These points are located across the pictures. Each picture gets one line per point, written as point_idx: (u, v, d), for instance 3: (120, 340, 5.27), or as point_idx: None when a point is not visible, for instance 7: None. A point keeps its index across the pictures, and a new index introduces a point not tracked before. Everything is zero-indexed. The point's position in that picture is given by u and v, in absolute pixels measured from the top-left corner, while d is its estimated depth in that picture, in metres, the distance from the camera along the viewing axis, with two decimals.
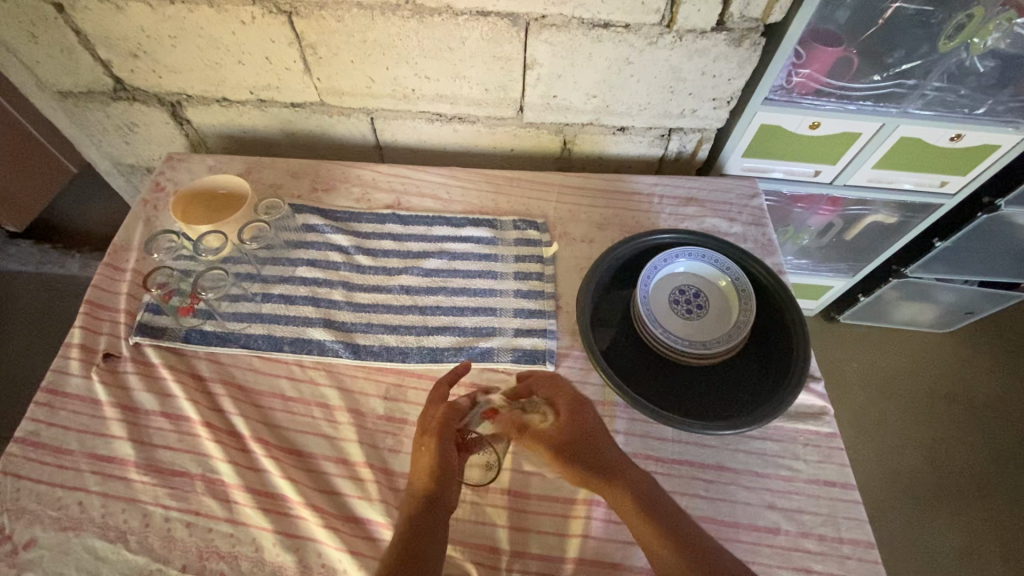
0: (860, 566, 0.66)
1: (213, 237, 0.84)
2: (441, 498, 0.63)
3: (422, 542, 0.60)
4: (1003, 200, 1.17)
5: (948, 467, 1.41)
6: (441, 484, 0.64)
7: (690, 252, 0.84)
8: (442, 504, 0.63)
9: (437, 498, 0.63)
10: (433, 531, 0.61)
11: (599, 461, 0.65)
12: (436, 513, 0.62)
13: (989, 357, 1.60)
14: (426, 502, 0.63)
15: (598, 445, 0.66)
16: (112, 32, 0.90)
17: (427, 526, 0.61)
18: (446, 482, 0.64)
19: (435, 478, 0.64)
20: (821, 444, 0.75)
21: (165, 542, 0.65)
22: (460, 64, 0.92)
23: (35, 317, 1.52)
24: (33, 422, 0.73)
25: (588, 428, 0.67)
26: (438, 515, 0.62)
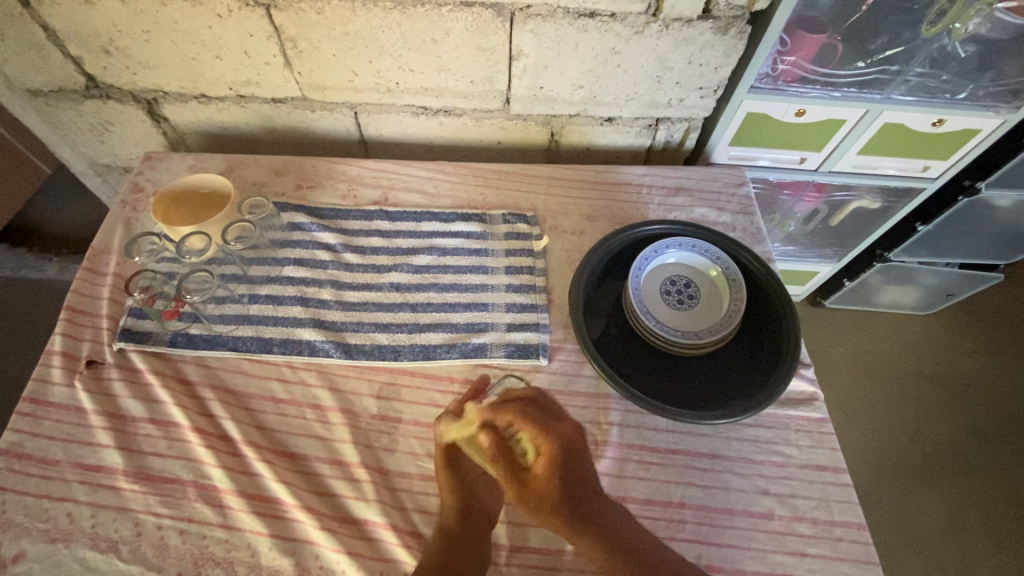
0: (852, 548, 0.68)
1: (195, 238, 0.82)
2: (476, 505, 0.67)
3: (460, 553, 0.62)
4: (984, 182, 1.19)
5: (932, 446, 1.45)
6: (472, 495, 0.67)
7: (680, 243, 0.84)
8: (479, 513, 0.66)
9: (470, 508, 0.66)
10: (471, 545, 0.63)
11: (585, 507, 0.62)
12: (472, 525, 0.65)
13: (971, 338, 1.63)
14: (460, 513, 0.66)
15: (585, 474, 0.64)
16: (82, 28, 0.87)
17: (464, 536, 0.64)
18: (477, 492, 0.68)
19: (462, 493, 0.67)
20: (812, 429, 0.76)
21: (158, 550, 0.65)
22: (445, 57, 0.91)
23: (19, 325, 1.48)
24: (15, 433, 0.71)
25: (573, 465, 0.63)
26: (476, 523, 0.66)
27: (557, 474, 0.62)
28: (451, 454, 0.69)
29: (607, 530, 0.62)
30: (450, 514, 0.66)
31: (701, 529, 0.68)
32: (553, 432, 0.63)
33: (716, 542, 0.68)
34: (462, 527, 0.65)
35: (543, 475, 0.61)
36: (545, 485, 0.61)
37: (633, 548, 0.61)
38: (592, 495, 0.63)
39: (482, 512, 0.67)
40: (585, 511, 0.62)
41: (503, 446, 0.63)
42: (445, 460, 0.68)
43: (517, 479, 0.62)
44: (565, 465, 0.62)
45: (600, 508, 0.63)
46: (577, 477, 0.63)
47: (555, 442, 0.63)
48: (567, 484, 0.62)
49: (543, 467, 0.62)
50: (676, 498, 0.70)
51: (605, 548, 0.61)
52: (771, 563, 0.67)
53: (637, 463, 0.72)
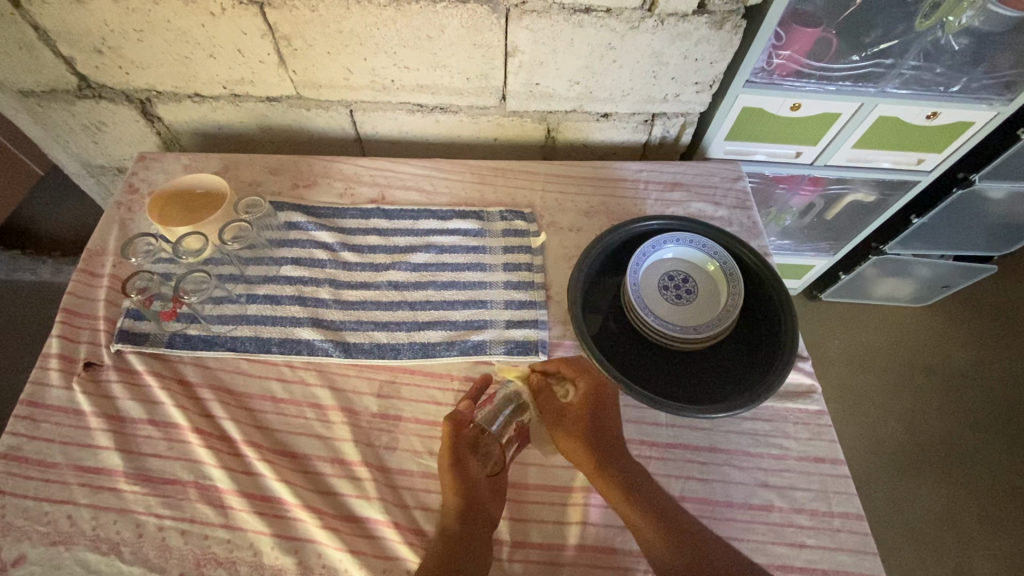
0: (850, 539, 0.69)
1: (191, 238, 0.81)
2: (476, 507, 0.65)
3: (459, 552, 0.62)
4: (977, 175, 1.20)
5: (928, 437, 1.46)
6: (473, 495, 0.66)
7: (677, 238, 0.84)
8: (479, 516, 0.65)
9: (471, 511, 0.65)
10: (472, 549, 0.62)
11: (613, 448, 0.68)
12: (471, 525, 0.64)
13: (965, 329, 1.64)
14: (462, 515, 0.64)
15: (613, 418, 0.71)
16: (73, 27, 0.86)
17: (466, 539, 0.63)
18: (478, 493, 0.66)
19: (463, 492, 0.65)
20: (810, 421, 0.77)
21: (160, 551, 0.65)
22: (440, 54, 0.90)
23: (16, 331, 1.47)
24: (13, 436, 0.70)
25: (607, 406, 0.71)
26: (476, 527, 0.64)
27: (592, 408, 0.70)
28: (461, 443, 0.68)
29: (636, 479, 0.66)
30: (451, 513, 0.64)
31: (702, 522, 0.69)
32: (591, 372, 0.73)
33: (716, 534, 0.68)
34: (462, 527, 0.63)
35: (578, 410, 0.70)
36: (579, 411, 0.70)
37: (651, 490, 0.66)
38: (620, 446, 0.69)
39: (482, 515, 0.65)
40: (614, 451, 0.68)
41: (546, 386, 0.73)
42: (450, 454, 0.67)
43: (556, 416, 0.71)
44: (599, 403, 0.71)
45: (628, 457, 0.68)
46: (608, 418, 0.70)
47: (592, 381, 0.72)
48: (599, 422, 0.69)
49: (580, 400, 0.71)
50: (676, 492, 0.71)
51: (626, 488, 0.65)
52: (771, 554, 0.67)
53: (637, 457, 0.72)
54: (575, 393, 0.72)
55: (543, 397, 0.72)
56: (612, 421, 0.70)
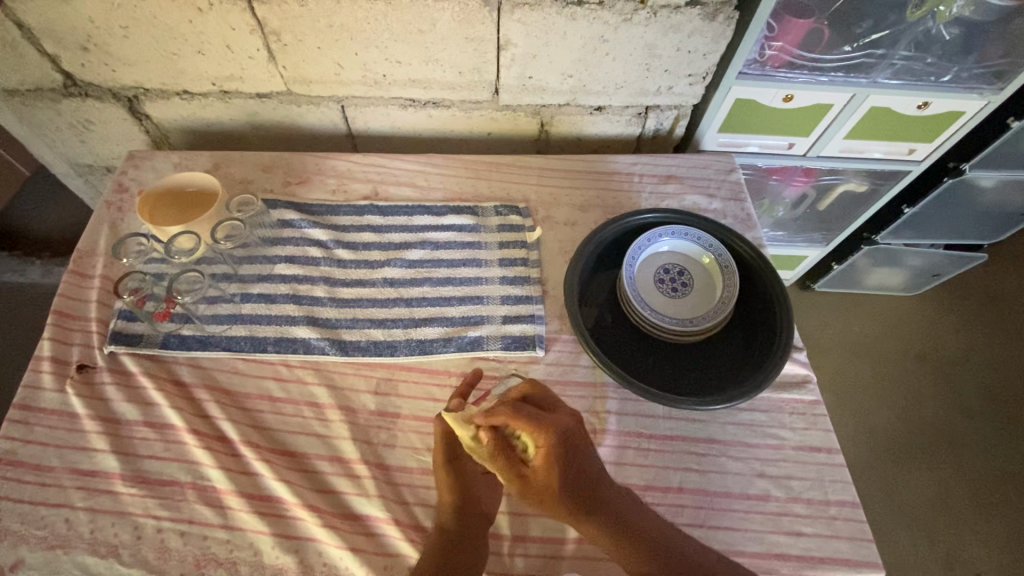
0: (846, 526, 0.70)
1: (184, 237, 0.80)
2: (474, 504, 0.66)
3: (459, 548, 0.63)
4: (968, 163, 1.21)
5: (921, 423, 1.48)
6: (471, 493, 0.67)
7: (673, 231, 0.84)
8: (474, 511, 0.66)
9: (466, 508, 0.65)
10: (465, 545, 0.63)
11: (593, 497, 0.60)
12: (470, 521, 0.65)
13: (956, 317, 1.66)
14: (457, 511, 0.65)
15: (585, 460, 0.61)
16: (58, 24, 0.84)
17: (460, 536, 0.64)
18: (475, 490, 0.67)
19: (460, 491, 0.66)
20: (806, 411, 0.78)
21: (159, 553, 0.64)
22: (432, 48, 0.90)
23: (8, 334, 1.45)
24: (6, 440, 0.70)
25: (573, 457, 0.60)
26: (471, 522, 0.65)
27: (558, 469, 0.59)
28: (455, 445, 0.67)
29: (623, 524, 0.59)
30: (449, 512, 0.65)
31: (700, 513, 0.69)
32: (549, 427, 0.60)
33: (714, 525, 0.69)
34: (460, 523, 0.64)
35: (543, 469, 0.59)
36: (545, 478, 0.59)
37: (644, 534, 0.59)
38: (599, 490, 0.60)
39: (479, 511, 0.66)
40: (594, 502, 0.60)
41: (500, 443, 0.62)
42: (446, 456, 0.66)
43: (519, 472, 0.61)
44: (564, 456, 0.59)
45: (608, 499, 0.60)
46: (580, 468, 0.60)
47: (553, 435, 0.59)
48: (570, 480, 0.59)
49: (542, 461, 0.59)
50: (674, 484, 0.71)
51: (615, 537, 0.59)
52: (768, 543, 0.68)
53: (635, 450, 0.73)
54: (538, 452, 0.60)
55: (500, 452, 0.62)
56: (587, 463, 0.61)
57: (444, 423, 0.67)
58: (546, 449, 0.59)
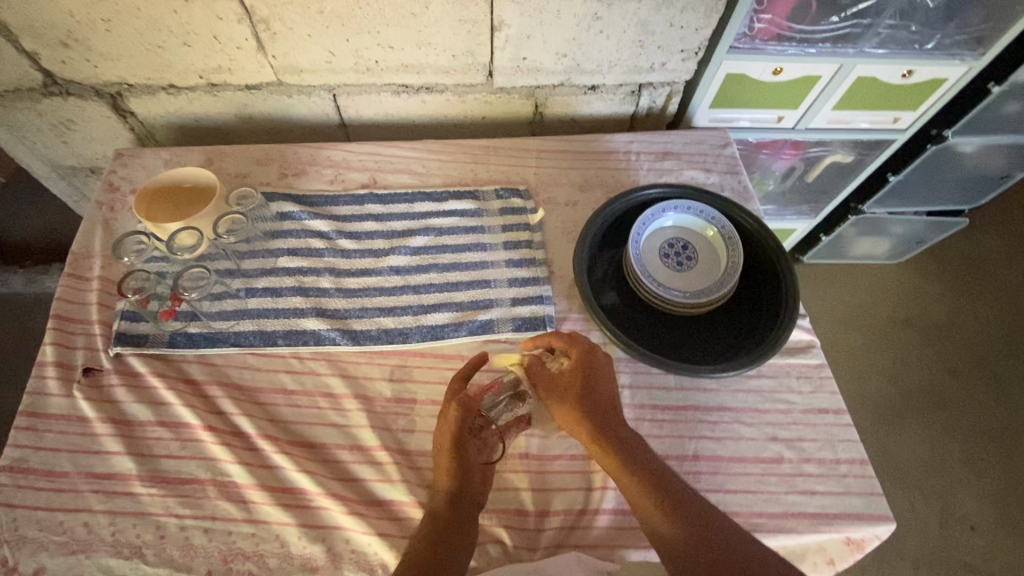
0: (857, 483, 0.72)
1: (185, 234, 0.79)
2: (467, 492, 0.66)
3: (450, 536, 0.62)
4: (951, 130, 1.23)
5: (910, 385, 1.53)
6: (468, 482, 0.67)
7: (676, 206, 0.85)
8: (466, 501, 0.66)
9: (458, 496, 0.65)
10: (456, 537, 0.62)
11: (611, 421, 0.68)
12: (462, 511, 0.65)
13: (939, 282, 1.71)
14: (452, 499, 0.65)
15: (602, 392, 0.70)
16: (37, 21, 0.82)
17: (453, 523, 0.63)
18: (471, 479, 0.67)
19: (457, 477, 0.66)
20: (812, 375, 0.80)
21: (185, 551, 0.64)
22: (425, 31, 0.89)
23: (12, 352, 1.43)
24: (16, 448, 0.68)
25: (598, 369, 0.71)
26: (464, 512, 0.65)
27: (584, 380, 0.70)
28: (464, 425, 0.69)
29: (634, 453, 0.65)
30: (442, 499, 0.65)
31: (717, 478, 0.71)
32: (580, 343, 0.73)
33: (731, 489, 0.71)
34: (453, 513, 0.64)
35: (573, 378, 0.71)
36: (572, 382, 0.70)
37: (655, 470, 0.64)
38: (616, 416, 0.68)
39: (471, 498, 0.66)
40: (615, 426, 0.67)
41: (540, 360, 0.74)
42: (451, 440, 0.67)
43: (551, 388, 0.71)
44: (589, 369, 0.71)
45: (624, 430, 0.67)
46: (602, 387, 0.70)
47: (583, 350, 0.72)
48: (591, 393, 0.69)
49: (571, 370, 0.71)
50: (691, 452, 0.73)
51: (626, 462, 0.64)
52: (785, 503, 0.70)
53: (651, 422, 0.74)
54: (569, 365, 0.72)
55: (538, 372, 0.73)
56: (604, 386, 0.70)
57: (459, 411, 0.68)
58: (575, 362, 0.72)
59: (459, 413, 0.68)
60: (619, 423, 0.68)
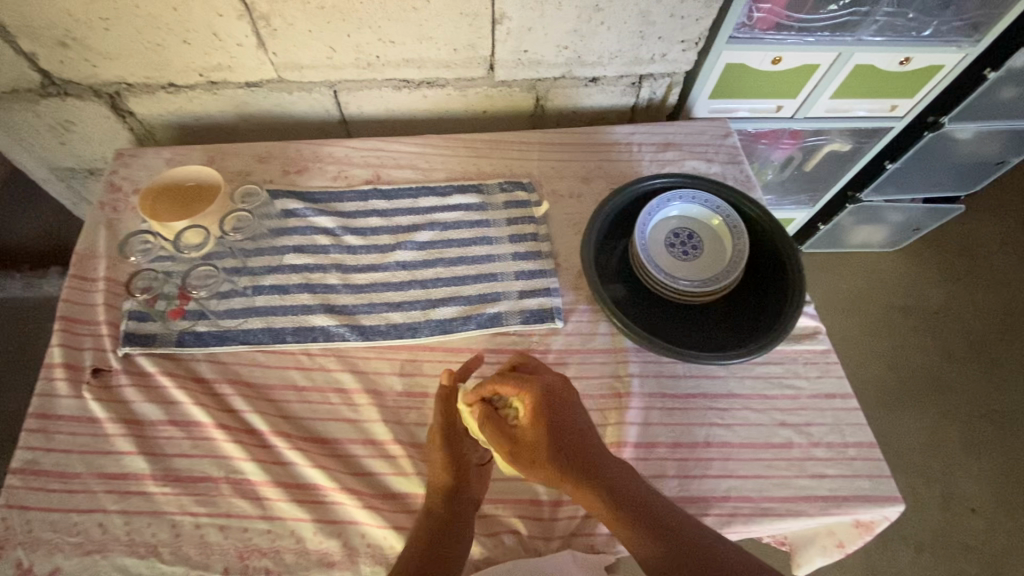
0: (865, 466, 0.73)
1: (191, 232, 0.78)
2: (463, 490, 0.65)
3: (444, 534, 0.62)
4: (947, 116, 1.24)
5: (909, 371, 1.55)
6: (464, 480, 0.66)
7: (681, 195, 0.85)
8: (463, 499, 0.65)
9: (454, 494, 0.65)
10: (449, 536, 0.62)
11: (584, 464, 0.61)
12: (459, 507, 0.64)
13: (935, 268, 1.73)
14: (447, 496, 0.64)
15: (577, 426, 0.63)
16: (34, 20, 0.81)
17: (448, 521, 0.63)
18: (468, 477, 0.66)
19: (454, 472, 0.65)
20: (818, 360, 0.81)
21: (200, 548, 0.64)
22: (426, 25, 0.88)
23: (14, 356, 1.43)
24: (28, 450, 0.68)
25: (560, 408, 0.62)
26: (460, 509, 0.64)
27: (544, 425, 0.61)
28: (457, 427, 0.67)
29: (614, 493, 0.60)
30: (438, 496, 0.64)
31: (728, 464, 0.72)
32: (539, 384, 0.63)
33: (742, 474, 0.71)
34: (450, 509, 0.64)
35: (529, 428, 0.62)
36: (532, 435, 0.61)
37: (640, 503, 0.60)
38: (590, 454, 0.61)
39: (468, 497, 0.65)
40: (586, 468, 0.61)
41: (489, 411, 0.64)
42: (446, 432, 0.67)
43: (508, 440, 0.62)
44: (551, 411, 0.62)
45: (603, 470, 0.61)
46: (569, 429, 0.62)
47: (538, 392, 0.63)
48: (555, 439, 0.61)
49: (528, 422, 0.62)
50: (701, 439, 0.73)
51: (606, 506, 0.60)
52: (796, 487, 0.71)
53: (661, 410, 0.75)
54: (524, 411, 0.63)
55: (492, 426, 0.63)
56: (572, 423, 0.63)
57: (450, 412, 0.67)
58: (532, 406, 0.62)
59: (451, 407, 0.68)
60: (593, 462, 0.61)
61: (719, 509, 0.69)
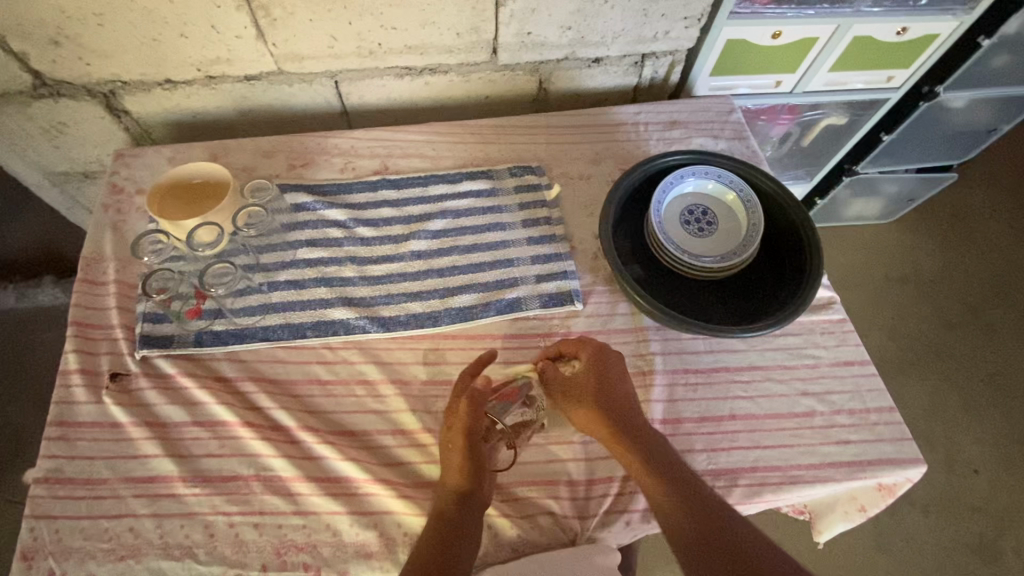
0: (888, 430, 0.74)
1: (204, 230, 0.76)
2: (476, 493, 0.64)
3: (454, 538, 0.60)
4: (943, 86, 1.25)
5: (909, 340, 1.58)
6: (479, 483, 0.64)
7: (695, 172, 0.85)
8: (474, 501, 0.64)
9: (468, 496, 0.63)
10: (458, 538, 0.61)
11: (629, 417, 0.67)
12: (470, 510, 0.63)
13: (930, 238, 1.75)
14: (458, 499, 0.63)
15: (625, 391, 0.68)
16: (25, 19, 0.78)
17: (459, 523, 0.62)
18: (482, 479, 0.65)
19: (468, 475, 0.64)
20: (835, 329, 0.82)
21: (236, 547, 0.63)
22: (429, 10, 0.87)
23: (14, 369, 1.40)
24: (50, 459, 0.67)
25: (612, 371, 0.69)
26: (472, 511, 0.63)
27: (597, 380, 0.68)
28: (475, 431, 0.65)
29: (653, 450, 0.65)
30: (450, 499, 0.63)
31: (754, 435, 0.73)
32: (591, 344, 0.70)
33: (769, 445, 0.72)
34: (461, 513, 0.62)
35: (586, 382, 0.68)
36: (588, 388, 0.68)
37: (672, 465, 0.64)
38: (636, 415, 0.67)
39: (480, 499, 0.64)
40: (631, 425, 0.66)
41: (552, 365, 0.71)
42: (465, 438, 0.64)
43: (566, 392, 0.69)
44: (603, 371, 0.69)
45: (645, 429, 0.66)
46: (619, 388, 0.68)
47: (594, 353, 0.70)
48: (611, 393, 0.68)
49: (586, 373, 0.69)
50: (727, 413, 0.74)
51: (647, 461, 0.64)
52: (821, 455, 0.72)
53: (685, 386, 0.76)
54: (581, 367, 0.70)
55: (551, 378, 0.70)
56: (619, 385, 0.68)
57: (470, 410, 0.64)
58: (588, 364, 0.69)
59: (471, 412, 0.64)
60: (638, 421, 0.67)
61: (749, 480, 0.70)
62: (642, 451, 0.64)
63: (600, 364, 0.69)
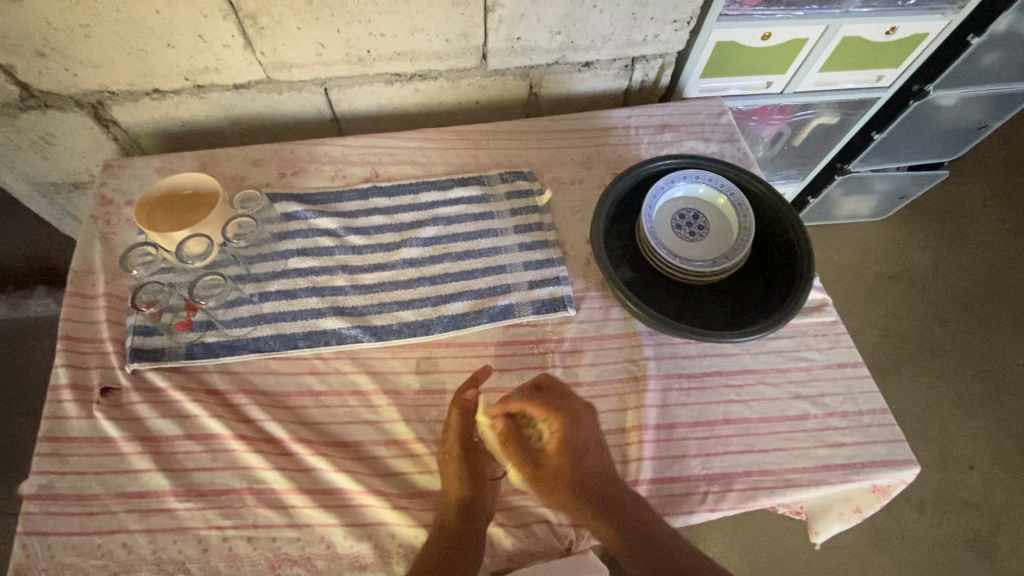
0: (880, 432, 0.74)
1: (194, 241, 0.76)
2: (478, 501, 0.66)
3: (457, 547, 0.62)
4: (932, 85, 1.25)
5: (902, 337, 1.58)
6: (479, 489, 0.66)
7: (686, 176, 0.85)
8: (478, 510, 0.65)
9: (469, 504, 0.65)
10: (460, 547, 0.62)
11: (596, 488, 0.65)
12: (473, 519, 0.64)
13: (923, 236, 1.76)
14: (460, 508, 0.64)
15: (592, 459, 0.66)
16: (10, 30, 0.78)
17: (462, 532, 0.63)
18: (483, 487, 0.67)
19: (468, 483, 0.66)
20: (828, 332, 0.82)
21: (230, 561, 0.63)
22: (417, 16, 0.87)
23: (6, 380, 1.39)
24: (41, 476, 0.66)
25: (584, 442, 0.66)
26: (474, 520, 0.64)
27: (567, 456, 0.65)
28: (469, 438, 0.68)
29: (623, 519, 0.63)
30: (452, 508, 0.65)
31: (748, 439, 0.73)
32: (562, 409, 0.66)
33: (763, 449, 0.72)
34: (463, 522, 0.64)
35: (552, 452, 0.66)
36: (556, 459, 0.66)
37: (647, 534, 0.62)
38: (607, 486, 0.65)
39: (482, 508, 0.65)
40: (602, 497, 0.64)
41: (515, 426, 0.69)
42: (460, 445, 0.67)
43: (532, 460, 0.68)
44: (571, 441, 0.65)
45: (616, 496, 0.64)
46: (587, 455, 0.66)
47: (561, 421, 0.66)
48: (577, 466, 0.65)
49: (551, 445, 0.66)
50: (721, 417, 0.74)
51: (619, 535, 0.62)
52: (815, 458, 0.72)
53: (679, 390, 0.76)
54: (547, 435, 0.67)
55: (516, 443, 0.68)
56: (586, 458, 0.66)
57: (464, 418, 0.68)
58: (554, 433, 0.66)
59: (464, 421, 0.68)
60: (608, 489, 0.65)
61: (743, 484, 0.70)
62: (610, 522, 0.63)
63: (566, 435, 0.66)
